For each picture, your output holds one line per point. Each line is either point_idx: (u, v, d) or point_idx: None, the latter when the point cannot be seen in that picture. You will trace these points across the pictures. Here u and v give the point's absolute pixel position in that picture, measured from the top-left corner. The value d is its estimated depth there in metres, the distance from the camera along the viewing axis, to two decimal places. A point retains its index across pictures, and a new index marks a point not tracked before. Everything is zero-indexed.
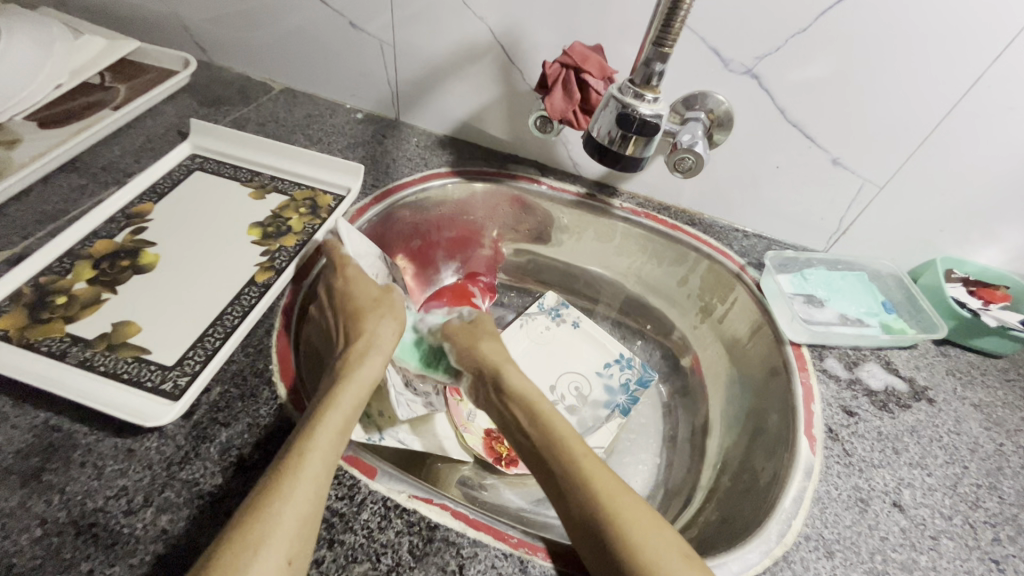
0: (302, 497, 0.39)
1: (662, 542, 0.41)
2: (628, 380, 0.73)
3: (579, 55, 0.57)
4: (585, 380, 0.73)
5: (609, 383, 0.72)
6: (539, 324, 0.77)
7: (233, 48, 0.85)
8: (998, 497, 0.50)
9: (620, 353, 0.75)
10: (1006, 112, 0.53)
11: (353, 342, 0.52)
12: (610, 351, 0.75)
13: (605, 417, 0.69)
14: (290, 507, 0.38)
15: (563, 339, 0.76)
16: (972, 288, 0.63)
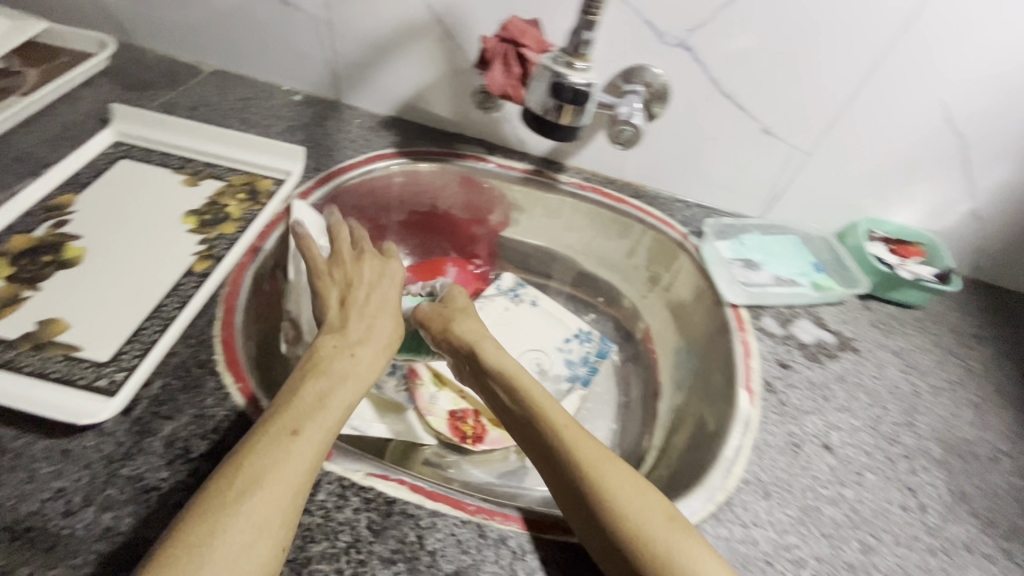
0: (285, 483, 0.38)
1: (639, 503, 0.42)
2: (588, 353, 0.75)
3: (516, 29, 0.56)
4: (546, 356, 0.73)
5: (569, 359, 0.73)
6: (498, 304, 0.77)
7: (155, 28, 0.80)
8: (914, 433, 0.55)
9: (579, 329, 0.77)
10: (912, 78, 0.57)
11: (352, 328, 0.51)
12: (569, 326, 0.77)
13: (567, 389, 0.70)
14: (269, 490, 0.37)
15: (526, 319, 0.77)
16: (890, 246, 0.68)
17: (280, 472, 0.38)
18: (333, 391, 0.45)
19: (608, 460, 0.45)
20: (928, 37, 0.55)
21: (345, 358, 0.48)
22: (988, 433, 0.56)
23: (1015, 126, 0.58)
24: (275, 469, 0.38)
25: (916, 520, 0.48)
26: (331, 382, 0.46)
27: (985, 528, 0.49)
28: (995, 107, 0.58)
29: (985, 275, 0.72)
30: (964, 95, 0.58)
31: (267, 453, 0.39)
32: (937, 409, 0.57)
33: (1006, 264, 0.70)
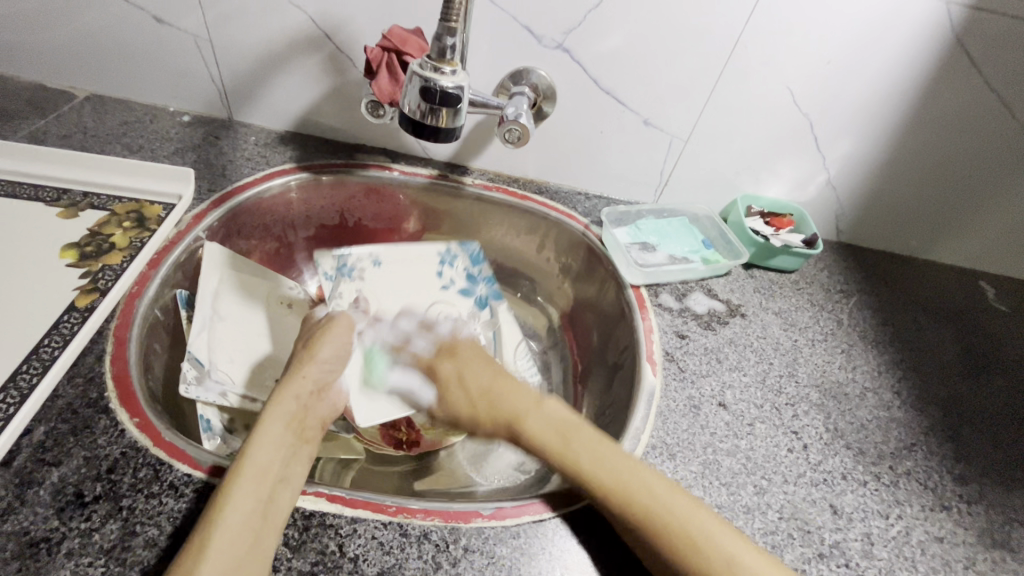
0: (254, 499, 0.40)
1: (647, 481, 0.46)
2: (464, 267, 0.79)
3: (398, 38, 0.58)
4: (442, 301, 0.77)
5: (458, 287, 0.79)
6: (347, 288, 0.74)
7: (13, 51, 0.74)
8: (795, 381, 0.61)
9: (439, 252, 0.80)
10: (763, 67, 0.64)
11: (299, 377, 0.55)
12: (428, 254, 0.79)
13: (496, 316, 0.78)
14: (244, 511, 0.40)
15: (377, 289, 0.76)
16: (766, 219, 0.75)
17: (253, 490, 0.41)
18: (283, 416, 0.49)
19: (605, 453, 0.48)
20: (772, 30, 0.61)
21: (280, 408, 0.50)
22: (856, 374, 0.64)
23: (850, 104, 0.67)
24: (241, 491, 0.41)
25: (800, 458, 0.54)
26: (277, 411, 0.49)
27: (857, 456, 0.56)
28: (834, 89, 0.66)
29: (847, 237, 0.82)
30: (808, 80, 0.65)
31: (252, 470, 0.42)
32: (814, 358, 0.64)
33: (862, 225, 0.80)
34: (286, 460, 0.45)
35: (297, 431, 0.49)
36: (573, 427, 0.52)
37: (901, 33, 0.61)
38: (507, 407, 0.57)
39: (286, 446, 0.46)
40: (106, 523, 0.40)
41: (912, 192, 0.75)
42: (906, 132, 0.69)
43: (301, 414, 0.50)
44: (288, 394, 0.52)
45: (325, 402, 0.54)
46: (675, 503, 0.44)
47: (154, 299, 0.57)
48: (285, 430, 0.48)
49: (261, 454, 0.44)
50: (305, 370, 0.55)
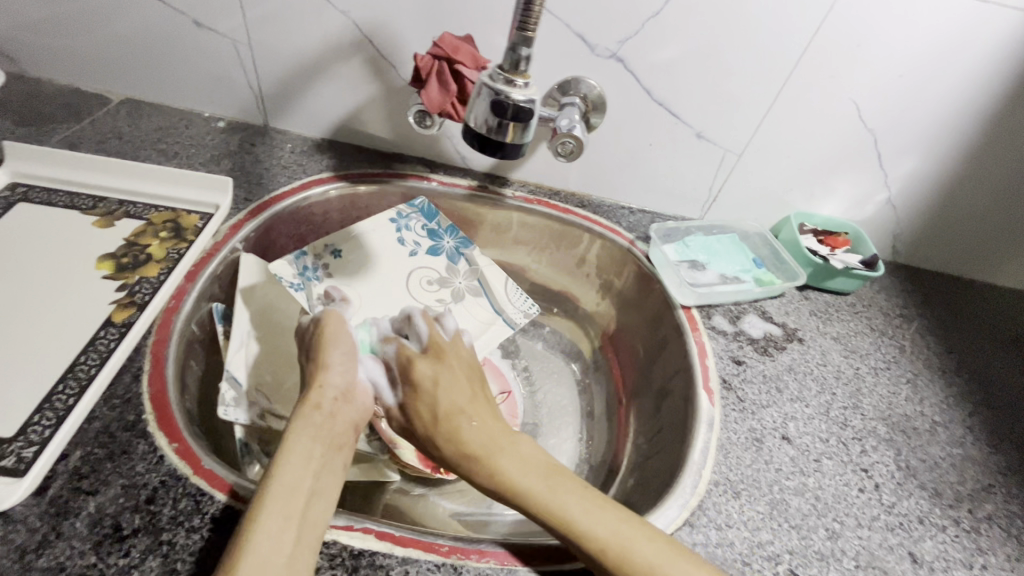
0: (285, 516, 0.38)
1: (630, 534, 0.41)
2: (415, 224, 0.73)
3: (449, 46, 0.56)
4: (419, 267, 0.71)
5: (424, 248, 0.72)
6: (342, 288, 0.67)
7: (50, 55, 0.73)
8: (861, 414, 0.58)
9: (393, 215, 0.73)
10: (827, 79, 0.61)
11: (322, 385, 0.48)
12: (383, 220, 0.72)
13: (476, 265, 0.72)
14: (275, 530, 0.37)
15: (348, 270, 0.69)
16: (820, 237, 0.71)
17: (282, 509, 0.38)
18: (309, 429, 0.44)
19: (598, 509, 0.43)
20: (840, 41, 0.58)
21: (312, 414, 0.45)
22: (924, 407, 0.60)
23: (919, 120, 0.63)
24: (271, 511, 0.38)
25: (873, 500, 0.51)
26: (303, 421, 0.45)
27: (933, 498, 0.52)
28: (901, 104, 0.62)
29: (903, 257, 0.78)
30: (874, 94, 0.62)
31: (281, 490, 0.39)
32: (879, 388, 0.61)
33: (921, 245, 0.76)
34: (315, 475, 0.42)
35: (327, 442, 0.44)
36: (562, 476, 0.46)
37: (981, 45, 0.57)
38: (474, 439, 0.48)
39: (315, 460, 0.43)
40: (146, 560, 0.37)
41: (979, 212, 0.71)
42: (976, 150, 0.65)
43: (330, 424, 0.46)
44: (310, 404, 0.47)
45: (354, 406, 0.49)
46: (683, 573, 0.40)
47: (191, 314, 0.55)
48: (312, 443, 0.43)
49: (287, 474, 0.41)
50: (319, 379, 0.49)
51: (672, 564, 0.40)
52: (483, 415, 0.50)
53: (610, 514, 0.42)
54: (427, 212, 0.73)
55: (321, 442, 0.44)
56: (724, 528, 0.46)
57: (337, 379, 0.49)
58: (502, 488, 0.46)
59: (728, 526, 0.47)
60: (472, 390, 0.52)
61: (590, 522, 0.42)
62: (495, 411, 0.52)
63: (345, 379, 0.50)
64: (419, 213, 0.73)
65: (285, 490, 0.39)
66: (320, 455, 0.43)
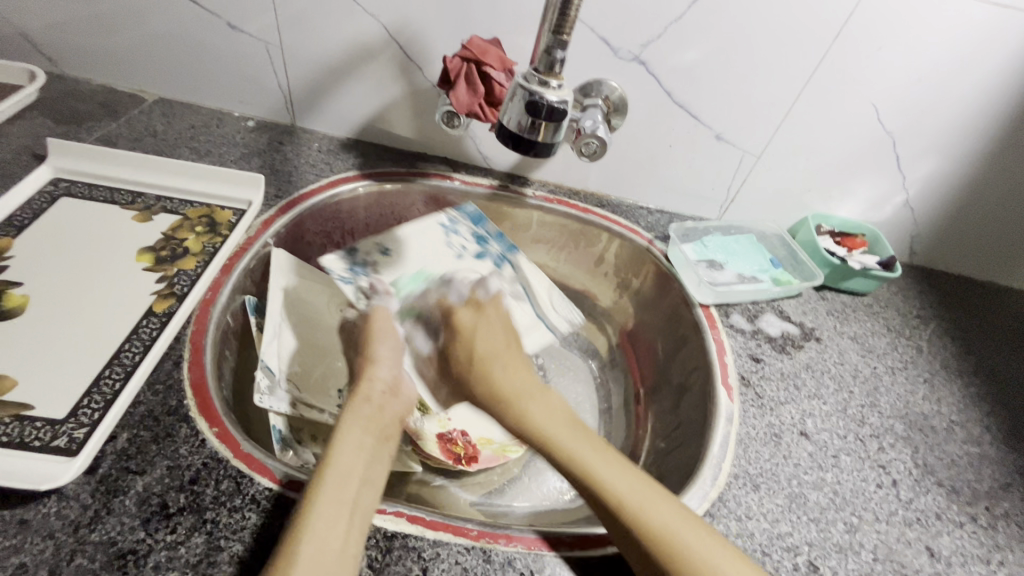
0: (338, 505, 0.39)
1: (676, 515, 0.43)
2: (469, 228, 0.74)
3: (478, 48, 0.57)
4: (467, 268, 0.70)
5: (472, 252, 0.72)
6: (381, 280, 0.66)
7: (88, 56, 0.75)
8: (878, 412, 0.59)
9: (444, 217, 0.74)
10: (846, 83, 0.62)
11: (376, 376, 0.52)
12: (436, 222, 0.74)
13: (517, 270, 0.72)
14: (331, 518, 0.38)
15: (397, 267, 0.68)
16: (837, 238, 0.72)
17: (337, 496, 0.40)
18: (359, 420, 0.47)
19: (657, 496, 0.44)
20: (860, 45, 0.59)
21: (367, 406, 0.49)
22: (942, 406, 0.61)
23: (938, 123, 0.64)
24: (327, 497, 0.40)
25: (891, 495, 0.52)
26: (355, 413, 0.48)
27: (950, 495, 0.52)
28: (920, 107, 0.63)
29: (921, 260, 0.78)
30: (893, 97, 0.63)
31: (335, 477, 0.41)
32: (896, 388, 0.62)
33: (939, 248, 0.76)
34: (368, 463, 0.44)
35: (378, 434, 0.47)
36: (583, 429, 0.50)
37: (1001, 49, 0.58)
38: (507, 386, 0.53)
39: (367, 451, 0.45)
40: (191, 537, 0.39)
41: (998, 214, 0.71)
42: (995, 152, 0.66)
43: (378, 417, 0.49)
44: (361, 396, 0.50)
45: (398, 400, 0.52)
46: (657, 503, 0.43)
47: (226, 306, 0.57)
48: (364, 434, 0.46)
49: (342, 461, 0.43)
50: (370, 373, 0.52)
51: (630, 483, 0.45)
52: (513, 362, 0.56)
53: (609, 463, 0.46)
54: (473, 217, 0.76)
55: (372, 437, 0.47)
56: (744, 519, 0.47)
57: (386, 372, 0.53)
58: (496, 396, 0.53)
59: (748, 517, 0.48)
60: (506, 338, 0.59)
61: (593, 466, 0.46)
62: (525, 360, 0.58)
63: (391, 377, 0.53)
64: (468, 219, 0.75)
65: (340, 473, 0.42)
66: (370, 447, 0.45)
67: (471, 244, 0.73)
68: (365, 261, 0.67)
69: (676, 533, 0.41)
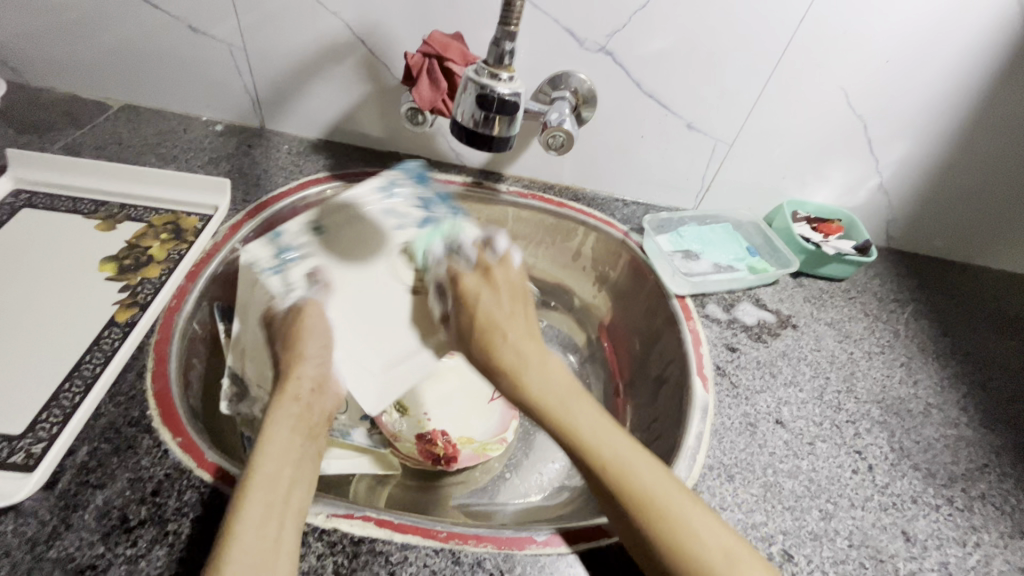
0: (267, 503, 0.39)
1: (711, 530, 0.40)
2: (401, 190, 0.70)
3: (439, 44, 0.57)
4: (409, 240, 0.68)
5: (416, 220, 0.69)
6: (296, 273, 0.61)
7: (49, 65, 0.74)
8: (855, 398, 0.58)
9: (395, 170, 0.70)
10: (815, 67, 0.62)
11: (299, 374, 0.52)
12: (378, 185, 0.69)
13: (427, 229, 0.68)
14: (258, 515, 0.38)
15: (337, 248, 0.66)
16: (814, 225, 0.72)
17: (266, 495, 0.40)
18: (286, 420, 0.47)
19: (690, 507, 0.41)
20: (827, 28, 0.59)
21: (293, 403, 0.49)
22: (918, 389, 0.60)
23: (909, 103, 0.64)
24: (255, 498, 0.39)
25: (867, 481, 0.51)
26: (281, 413, 0.48)
27: (926, 478, 0.52)
28: (890, 90, 0.63)
29: (898, 243, 0.78)
30: (861, 80, 0.62)
31: (262, 479, 0.41)
32: (872, 372, 0.61)
33: (915, 231, 0.76)
34: (297, 461, 0.44)
35: (305, 431, 0.48)
36: (607, 423, 0.46)
37: (968, 28, 0.57)
38: (507, 354, 0.51)
39: (296, 449, 0.45)
40: (153, 549, 0.39)
41: (973, 195, 0.71)
42: (966, 133, 0.66)
43: (306, 414, 0.49)
44: (288, 394, 0.50)
45: (327, 397, 0.53)
46: (679, 500, 0.41)
47: (193, 313, 0.56)
48: (291, 434, 0.46)
49: (269, 459, 0.43)
50: (296, 370, 0.53)
51: (660, 481, 0.42)
52: (521, 331, 0.53)
53: (643, 464, 0.43)
54: (416, 175, 0.71)
55: (299, 433, 0.47)
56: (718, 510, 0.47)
57: (312, 370, 0.53)
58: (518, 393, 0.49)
59: (723, 508, 0.47)
60: (531, 331, 0.54)
61: (627, 470, 0.42)
62: (534, 324, 0.55)
63: (314, 374, 0.53)
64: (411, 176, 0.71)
65: (269, 471, 0.42)
66: (295, 444, 0.46)
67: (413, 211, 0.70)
68: (293, 244, 0.62)
69: (689, 528, 0.40)
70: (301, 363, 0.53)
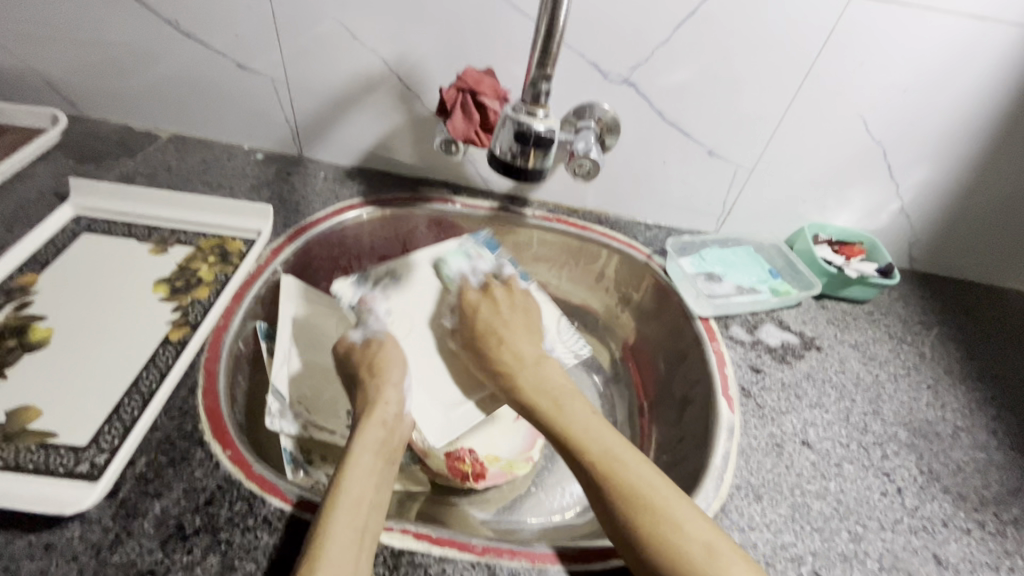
0: (354, 526, 0.42)
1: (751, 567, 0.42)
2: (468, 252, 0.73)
3: (472, 79, 0.61)
4: (459, 292, 0.71)
5: (449, 252, 0.73)
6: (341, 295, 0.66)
7: (106, 99, 0.79)
8: (881, 420, 0.59)
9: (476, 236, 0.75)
10: (832, 95, 0.64)
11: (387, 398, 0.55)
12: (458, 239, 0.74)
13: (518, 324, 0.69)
14: (345, 532, 0.41)
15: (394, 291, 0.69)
16: (836, 248, 0.73)
17: (350, 518, 0.42)
18: (371, 445, 0.50)
19: (679, 501, 0.45)
20: (844, 58, 0.61)
21: (378, 428, 0.52)
22: (946, 412, 0.60)
23: (927, 131, 0.65)
24: (341, 518, 0.42)
25: (896, 503, 0.52)
26: (366, 439, 0.51)
27: (956, 502, 0.52)
28: (907, 115, 0.64)
29: (920, 265, 0.79)
30: (879, 108, 0.64)
31: (348, 501, 0.43)
32: (898, 394, 0.62)
33: (938, 253, 0.77)
34: (377, 486, 0.47)
35: (385, 457, 0.50)
36: (624, 447, 0.50)
37: (983, 57, 0.59)
38: (572, 425, 0.52)
39: (376, 475, 0.48)
40: (207, 557, 0.41)
41: (995, 219, 0.72)
42: (985, 156, 0.67)
43: (388, 440, 0.52)
44: (377, 420, 0.53)
45: (406, 423, 0.55)
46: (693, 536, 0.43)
47: (238, 331, 0.59)
48: (374, 458, 0.49)
49: (355, 483, 0.45)
50: (381, 396, 0.55)
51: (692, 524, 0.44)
52: (533, 343, 0.63)
53: (641, 465, 0.48)
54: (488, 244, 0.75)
55: (384, 459, 0.50)
56: (746, 529, 0.48)
57: (393, 398, 0.55)
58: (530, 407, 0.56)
59: (751, 528, 0.48)
60: (562, 371, 0.60)
61: (623, 472, 0.47)
62: (532, 334, 0.64)
63: (398, 402, 0.56)
64: (481, 245, 0.74)
65: (355, 496, 0.44)
66: (379, 469, 0.49)
67: (467, 268, 0.72)
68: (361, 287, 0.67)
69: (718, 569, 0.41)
70: (381, 399, 0.55)
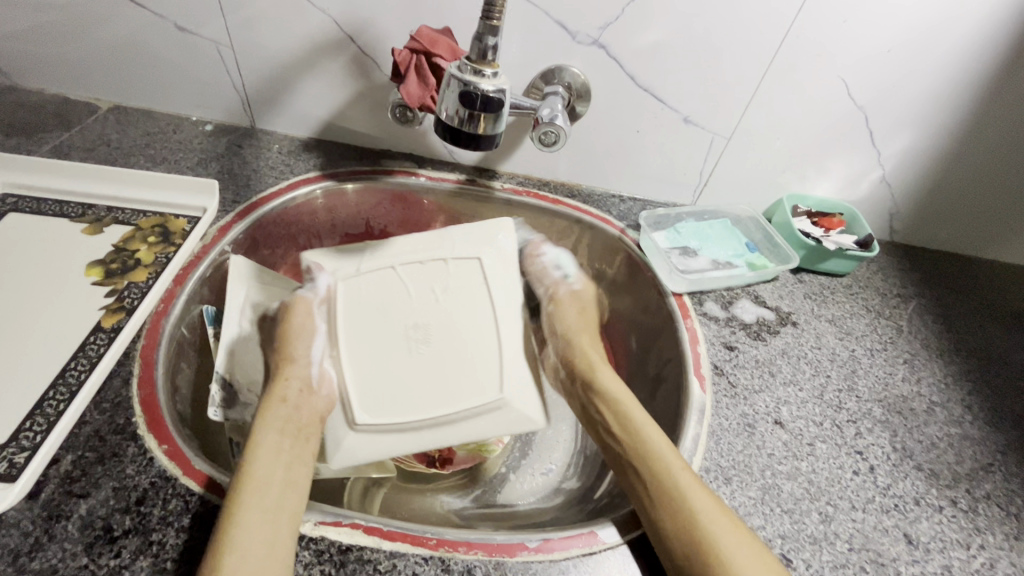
0: (265, 506, 0.41)
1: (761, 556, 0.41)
2: None
3: (427, 38, 0.55)
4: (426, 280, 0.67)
5: None
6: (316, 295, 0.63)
7: (35, 66, 0.73)
8: (856, 396, 0.57)
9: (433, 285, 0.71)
10: (816, 58, 0.60)
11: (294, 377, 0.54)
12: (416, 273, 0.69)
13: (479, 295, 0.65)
14: (256, 518, 0.39)
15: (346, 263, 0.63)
16: (814, 220, 0.70)
17: (261, 498, 0.41)
18: (277, 421, 0.49)
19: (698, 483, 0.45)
20: (826, 18, 0.57)
21: (283, 406, 0.51)
22: (922, 387, 0.59)
23: (912, 96, 0.62)
24: (249, 498, 0.41)
25: (868, 482, 0.50)
26: (272, 418, 0.49)
27: (929, 479, 0.51)
28: (892, 80, 0.61)
29: (899, 236, 0.77)
30: (863, 72, 0.61)
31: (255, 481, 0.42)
32: (874, 370, 0.60)
33: (919, 224, 0.75)
34: (287, 464, 0.46)
35: (293, 432, 0.50)
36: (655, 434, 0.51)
37: (975, 15, 0.56)
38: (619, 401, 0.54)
39: (285, 452, 0.47)
40: (136, 560, 0.38)
41: (977, 188, 0.70)
42: (970, 123, 0.64)
43: (294, 415, 0.51)
44: (277, 397, 0.52)
45: (318, 398, 0.54)
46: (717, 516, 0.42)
47: (180, 317, 0.55)
48: (279, 436, 0.48)
49: (262, 463, 0.45)
50: (286, 372, 0.54)
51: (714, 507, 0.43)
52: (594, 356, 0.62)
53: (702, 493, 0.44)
54: None
55: (294, 437, 0.49)
56: None
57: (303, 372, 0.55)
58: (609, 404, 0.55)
59: None
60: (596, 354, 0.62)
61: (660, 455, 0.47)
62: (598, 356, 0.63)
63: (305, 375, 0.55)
64: None
65: (262, 476, 0.43)
66: (292, 448, 0.48)
67: None
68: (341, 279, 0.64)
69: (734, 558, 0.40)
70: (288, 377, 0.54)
